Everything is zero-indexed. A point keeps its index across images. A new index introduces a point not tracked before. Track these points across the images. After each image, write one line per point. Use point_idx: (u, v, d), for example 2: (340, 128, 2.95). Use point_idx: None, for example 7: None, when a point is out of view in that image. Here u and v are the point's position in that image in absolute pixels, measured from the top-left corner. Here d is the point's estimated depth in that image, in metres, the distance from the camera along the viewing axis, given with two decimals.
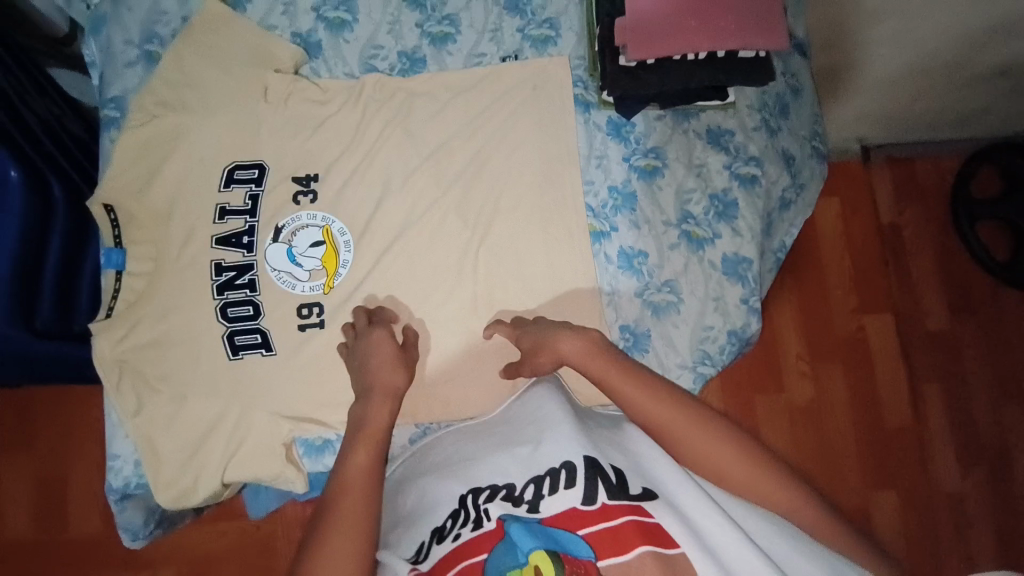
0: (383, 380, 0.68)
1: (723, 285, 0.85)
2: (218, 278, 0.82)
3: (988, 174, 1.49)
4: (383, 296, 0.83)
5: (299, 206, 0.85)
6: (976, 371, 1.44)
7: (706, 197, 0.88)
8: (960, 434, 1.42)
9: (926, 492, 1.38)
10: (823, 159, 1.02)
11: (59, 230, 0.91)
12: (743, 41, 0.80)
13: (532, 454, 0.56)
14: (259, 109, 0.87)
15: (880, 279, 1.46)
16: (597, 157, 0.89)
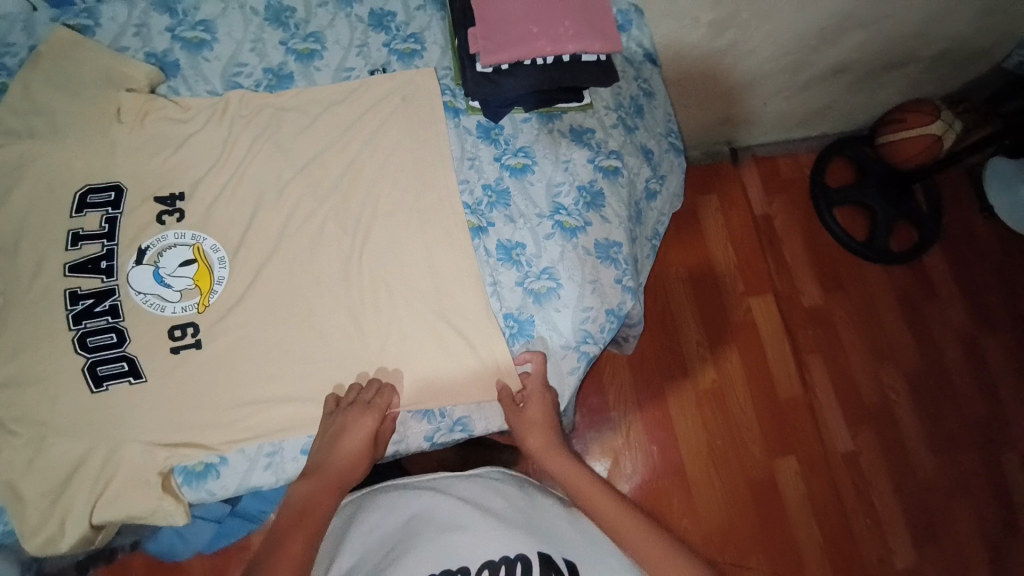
0: (334, 472, 0.70)
1: (598, 268, 0.91)
2: (75, 306, 0.77)
3: (841, 165, 1.69)
4: (263, 309, 0.81)
5: (164, 225, 0.82)
6: (849, 336, 1.60)
7: (574, 189, 0.95)
8: (843, 395, 1.56)
9: (822, 453, 1.50)
10: (680, 152, 1.14)
11: None
12: (582, 44, 0.87)
13: (485, 539, 0.67)
14: (114, 130, 0.83)
15: (759, 262, 1.62)
16: (470, 158, 0.93)
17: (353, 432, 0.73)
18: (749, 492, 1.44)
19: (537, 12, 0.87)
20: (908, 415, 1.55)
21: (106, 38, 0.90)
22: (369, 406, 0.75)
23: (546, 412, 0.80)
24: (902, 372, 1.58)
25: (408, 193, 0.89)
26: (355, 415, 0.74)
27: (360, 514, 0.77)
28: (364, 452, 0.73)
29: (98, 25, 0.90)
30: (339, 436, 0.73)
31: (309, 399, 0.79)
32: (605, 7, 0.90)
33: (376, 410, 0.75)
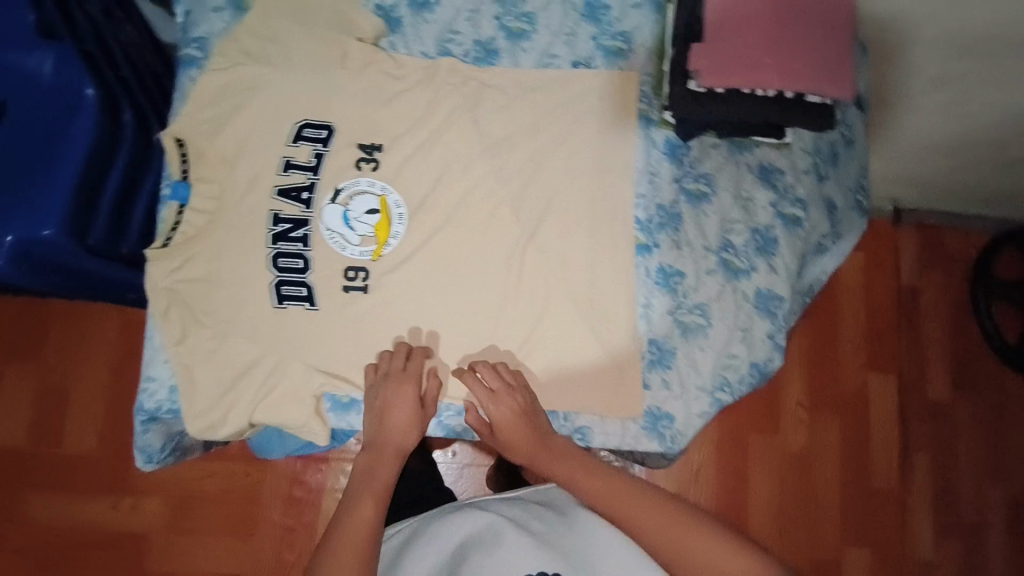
0: (395, 439, 0.78)
1: (752, 318, 0.89)
2: (275, 227, 0.85)
3: (1010, 257, 1.51)
4: (428, 271, 0.86)
5: (359, 171, 0.88)
6: (968, 445, 1.46)
7: (747, 230, 0.91)
8: (941, 504, 1.44)
9: (899, 554, 1.42)
10: (863, 214, 1.06)
11: (123, 155, 0.90)
12: (811, 85, 0.81)
13: (523, 556, 0.72)
14: (336, 72, 0.89)
15: (893, 339, 1.49)
16: (651, 173, 0.91)
17: (400, 402, 0.79)
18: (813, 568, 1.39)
19: (770, 42, 0.83)
20: (1003, 535, 1.43)
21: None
22: (402, 373, 0.81)
23: (511, 415, 0.79)
24: (1009, 493, 1.45)
25: (584, 196, 0.89)
26: (395, 388, 0.80)
27: (409, 539, 0.81)
28: (416, 424, 0.79)
29: None
30: (391, 416, 0.79)
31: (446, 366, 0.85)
32: (845, 45, 0.84)
33: (414, 375, 0.81)
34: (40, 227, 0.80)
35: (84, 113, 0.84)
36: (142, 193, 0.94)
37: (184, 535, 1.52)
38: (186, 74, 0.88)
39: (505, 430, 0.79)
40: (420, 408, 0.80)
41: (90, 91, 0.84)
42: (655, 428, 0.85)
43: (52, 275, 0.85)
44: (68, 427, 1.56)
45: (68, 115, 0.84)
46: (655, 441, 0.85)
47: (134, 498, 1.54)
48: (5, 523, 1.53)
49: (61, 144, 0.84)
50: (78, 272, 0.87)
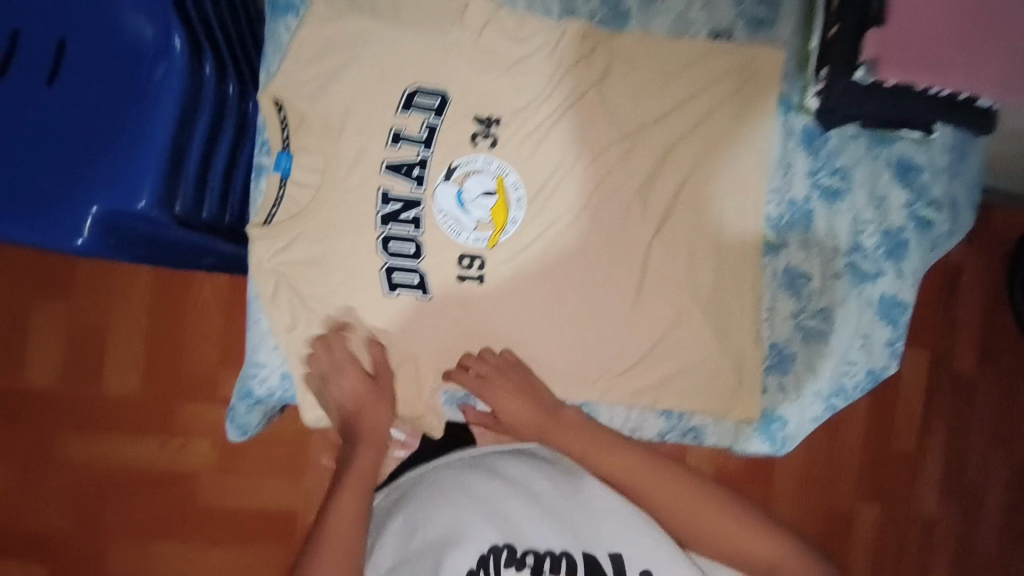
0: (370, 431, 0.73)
1: (872, 325, 0.86)
2: (385, 207, 0.77)
3: None
4: (547, 264, 0.81)
5: (476, 147, 0.79)
6: (980, 416, 1.48)
7: (879, 231, 0.86)
8: (948, 470, 1.48)
9: (904, 513, 1.48)
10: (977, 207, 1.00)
11: (206, 112, 0.77)
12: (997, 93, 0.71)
13: (529, 525, 0.60)
14: (452, 30, 0.77)
15: (932, 316, 1.46)
16: (787, 165, 0.84)
17: (356, 392, 0.75)
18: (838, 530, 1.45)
19: (964, 31, 0.69)
20: (1001, 496, 1.49)
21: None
22: (332, 358, 0.76)
23: (517, 402, 0.77)
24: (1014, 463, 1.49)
25: (716, 189, 0.82)
26: (338, 377, 0.76)
27: (399, 497, 0.70)
28: (379, 407, 0.75)
29: None
30: (356, 410, 0.75)
31: (560, 362, 0.82)
32: None
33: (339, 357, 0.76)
34: (133, 196, 0.67)
35: (171, 62, 0.71)
36: (221, 156, 0.81)
37: (235, 476, 1.33)
38: (280, 24, 0.77)
39: (514, 412, 0.77)
40: (376, 390, 0.76)
41: (178, 36, 0.71)
42: (767, 432, 0.85)
43: (136, 249, 0.73)
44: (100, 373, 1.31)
45: (150, 64, 0.71)
46: (765, 444, 0.85)
47: (184, 438, 1.32)
48: (10, 486, 1.30)
49: (144, 96, 0.71)
50: (165, 242, 0.76)
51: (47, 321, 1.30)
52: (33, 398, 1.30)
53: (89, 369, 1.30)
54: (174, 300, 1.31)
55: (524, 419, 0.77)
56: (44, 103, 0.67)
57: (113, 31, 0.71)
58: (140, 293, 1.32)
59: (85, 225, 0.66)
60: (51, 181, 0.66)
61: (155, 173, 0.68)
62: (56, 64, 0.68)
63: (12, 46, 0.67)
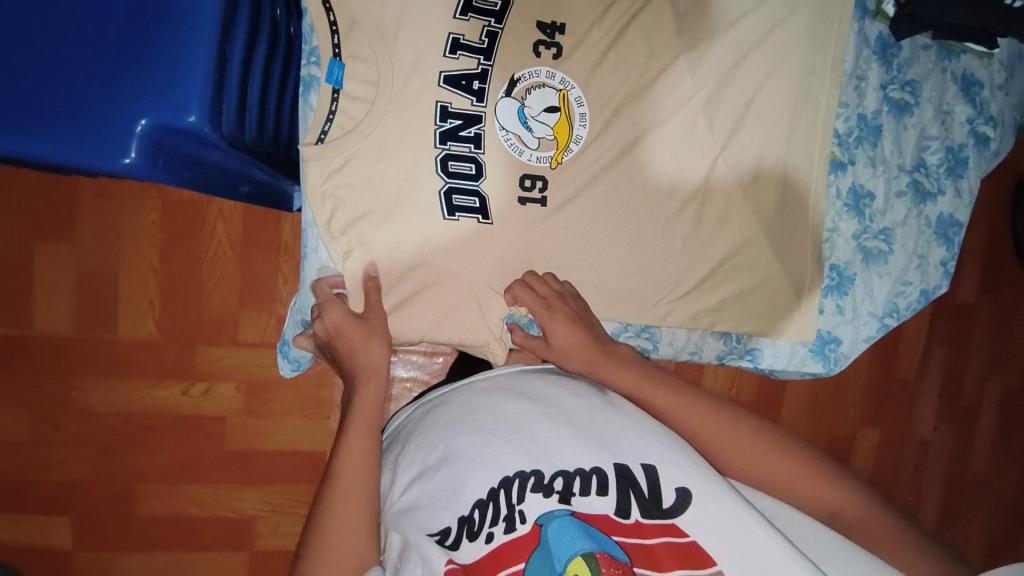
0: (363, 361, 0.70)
1: (930, 244, 0.85)
2: (443, 124, 0.72)
3: None
4: (616, 188, 0.76)
5: (539, 59, 0.73)
6: (978, 341, 1.47)
7: (943, 148, 0.84)
8: (944, 394, 1.48)
9: (902, 436, 1.48)
10: None
11: (245, 17, 0.68)
12: None
13: (559, 443, 0.54)
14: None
15: None
16: (857, 78, 0.81)
17: (348, 334, 0.71)
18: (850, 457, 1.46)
19: None
20: (992, 419, 1.50)
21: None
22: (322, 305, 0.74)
23: (568, 331, 0.72)
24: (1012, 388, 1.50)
25: (785, 101, 0.78)
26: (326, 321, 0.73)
27: (417, 424, 0.64)
28: (369, 344, 0.71)
29: None
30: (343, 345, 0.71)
31: (621, 290, 0.79)
32: None
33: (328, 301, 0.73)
34: (182, 110, 0.62)
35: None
36: (256, 64, 0.74)
37: (265, 418, 1.21)
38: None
39: (558, 339, 0.73)
40: (369, 329, 0.72)
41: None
42: (821, 351, 0.85)
43: (180, 168, 0.68)
44: (120, 314, 1.15)
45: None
46: (819, 363, 0.86)
47: (208, 381, 1.19)
48: (32, 444, 1.16)
49: None
50: (205, 163, 0.71)
51: (48, 264, 1.12)
52: (44, 343, 1.14)
53: (108, 311, 1.15)
54: (186, 237, 1.14)
55: (572, 351, 0.72)
56: None
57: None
58: (142, 226, 1.13)
59: (133, 142, 0.60)
60: (90, 90, 0.59)
61: (201, 84, 0.62)
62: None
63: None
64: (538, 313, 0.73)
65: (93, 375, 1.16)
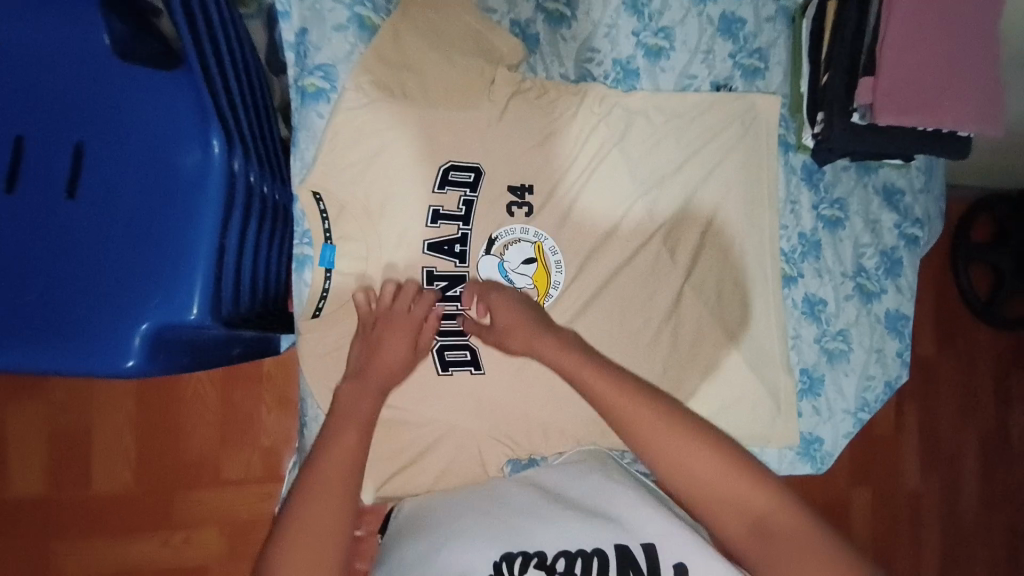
0: (384, 366, 0.66)
1: (884, 339, 0.94)
2: (430, 287, 0.78)
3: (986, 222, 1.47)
4: (597, 330, 0.82)
5: (512, 217, 0.81)
6: (948, 396, 1.53)
7: (877, 253, 0.95)
8: (925, 445, 1.52)
9: (892, 495, 1.51)
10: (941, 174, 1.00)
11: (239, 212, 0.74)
12: (975, 126, 0.80)
13: (563, 522, 0.56)
14: (482, 104, 0.80)
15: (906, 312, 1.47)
16: (791, 202, 0.92)
17: (387, 351, 0.67)
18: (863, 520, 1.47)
19: (947, 75, 0.78)
20: (973, 467, 1.53)
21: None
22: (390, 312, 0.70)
23: (507, 304, 0.70)
24: (982, 432, 1.54)
25: (734, 227, 0.88)
26: (385, 332, 0.68)
27: (426, 511, 0.64)
28: (399, 369, 0.67)
29: None
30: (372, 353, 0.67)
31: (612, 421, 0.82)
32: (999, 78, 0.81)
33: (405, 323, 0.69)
34: (185, 308, 0.66)
35: (211, 163, 0.70)
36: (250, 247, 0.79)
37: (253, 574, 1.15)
38: (311, 110, 0.77)
39: (500, 322, 0.69)
40: (410, 361, 0.68)
41: (217, 135, 0.70)
42: (808, 452, 0.90)
43: (181, 355, 0.70)
44: (94, 466, 1.10)
45: (184, 163, 0.69)
46: (807, 463, 0.90)
47: (187, 533, 1.13)
48: None
49: (185, 198, 0.69)
50: (205, 349, 0.74)
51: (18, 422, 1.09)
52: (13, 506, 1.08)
53: (81, 465, 1.10)
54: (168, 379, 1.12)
55: (512, 331, 0.68)
56: (69, 217, 0.66)
57: (144, 132, 0.69)
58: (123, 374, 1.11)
59: (136, 345, 0.64)
60: (98, 300, 0.64)
61: (203, 283, 0.67)
62: (78, 175, 0.67)
63: (15, 158, 0.65)
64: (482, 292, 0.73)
65: (64, 536, 1.09)
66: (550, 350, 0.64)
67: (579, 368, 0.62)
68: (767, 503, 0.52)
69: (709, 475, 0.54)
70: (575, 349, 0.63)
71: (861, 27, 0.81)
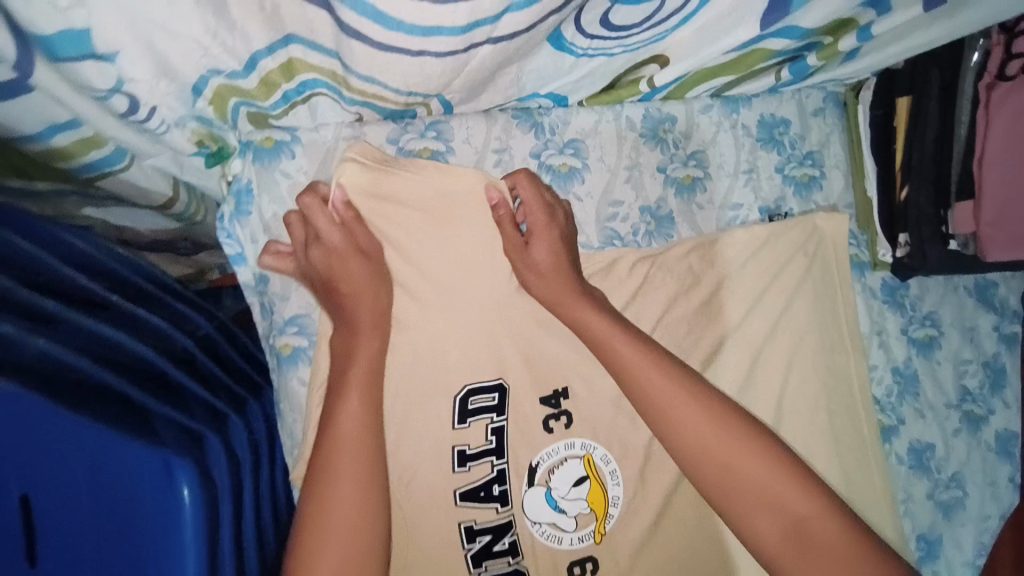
0: (367, 307, 0.55)
1: (996, 467, 0.80)
2: (472, 546, 0.63)
3: None
4: (675, 553, 0.68)
5: (552, 434, 0.66)
6: None
7: (981, 367, 0.80)
8: None
9: None
10: None
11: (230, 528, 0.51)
12: None
13: None
14: (491, 308, 0.65)
15: None
16: (877, 333, 0.76)
17: (356, 289, 0.55)
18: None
19: None
20: None
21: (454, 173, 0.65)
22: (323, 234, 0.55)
23: (552, 255, 0.61)
24: None
25: (816, 385, 0.73)
26: (334, 259, 0.54)
27: None
28: (378, 294, 0.56)
29: (450, 151, 0.64)
30: (333, 274, 0.55)
31: None
32: None
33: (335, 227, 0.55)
34: None
35: (178, 535, 0.43)
36: (250, 541, 0.56)
37: None
38: (289, 375, 0.59)
39: (535, 261, 0.61)
40: (381, 272, 0.57)
41: (186, 484, 0.44)
42: None
43: None
44: None
45: (148, 525, 0.44)
46: None
47: None
48: None
49: None
50: None
51: None
52: None
53: None
54: None
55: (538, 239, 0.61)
56: None
57: (77, 480, 0.43)
58: None
59: None
60: None
61: None
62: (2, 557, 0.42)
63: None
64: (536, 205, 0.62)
65: None
66: (586, 315, 0.60)
67: (596, 325, 0.60)
68: (810, 509, 0.53)
69: (760, 478, 0.54)
70: (606, 312, 0.61)
71: (944, 136, 0.65)
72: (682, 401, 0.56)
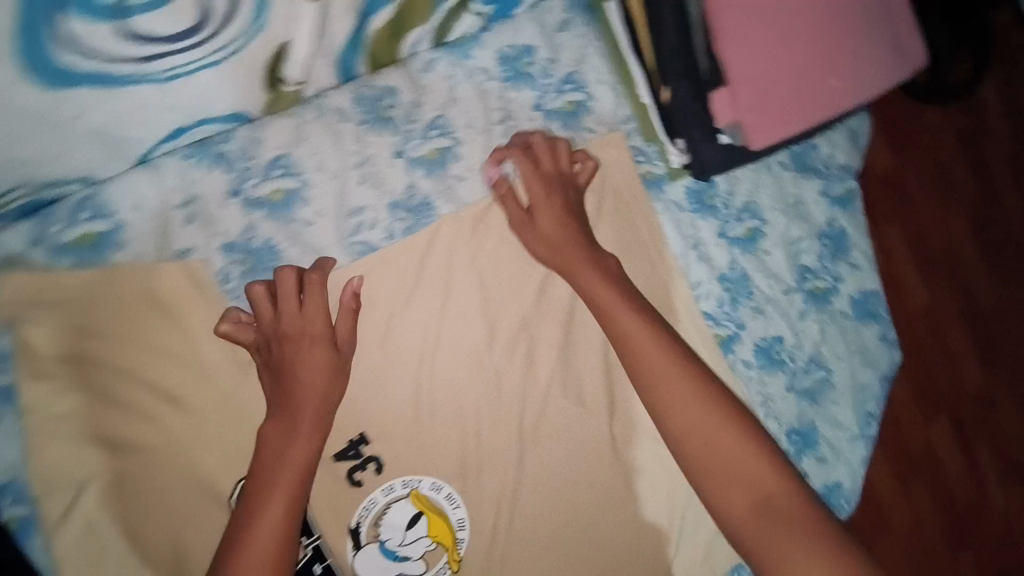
0: (315, 396, 0.52)
1: (860, 333, 0.75)
2: None
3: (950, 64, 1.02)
4: (536, 547, 0.63)
5: (364, 487, 0.60)
6: None
7: (815, 240, 0.73)
8: (1003, 275, 1.04)
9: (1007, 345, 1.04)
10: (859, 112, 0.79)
11: None
12: (862, 95, 0.58)
13: None
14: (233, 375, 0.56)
15: (957, 168, 1.05)
16: (693, 247, 0.70)
17: (310, 380, 0.52)
18: (933, 502, 0.98)
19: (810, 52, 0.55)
20: None
21: (138, 250, 0.55)
22: (299, 316, 0.54)
23: (326, 375, 0.53)
24: None
25: None
26: (297, 344, 0.52)
27: None
28: (337, 384, 0.54)
29: (118, 227, 0.55)
30: (289, 358, 0.53)
31: None
32: (866, 21, 0.58)
33: (319, 307, 0.54)
34: None
35: None
36: None
37: None
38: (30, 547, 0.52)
39: (541, 230, 0.60)
40: (345, 364, 0.55)
41: None
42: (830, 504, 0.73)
43: None
44: None
45: None
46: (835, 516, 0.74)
47: None
48: None
49: None
50: None
51: None
52: None
53: None
54: None
55: (296, 341, 0.53)
56: None
57: None
58: None
59: None
60: None
61: None
62: None
63: None
64: (542, 192, 0.60)
65: None
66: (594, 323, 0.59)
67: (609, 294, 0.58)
68: (774, 483, 0.51)
69: (728, 448, 0.52)
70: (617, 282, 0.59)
71: (683, 20, 0.54)
72: (658, 358, 0.56)
